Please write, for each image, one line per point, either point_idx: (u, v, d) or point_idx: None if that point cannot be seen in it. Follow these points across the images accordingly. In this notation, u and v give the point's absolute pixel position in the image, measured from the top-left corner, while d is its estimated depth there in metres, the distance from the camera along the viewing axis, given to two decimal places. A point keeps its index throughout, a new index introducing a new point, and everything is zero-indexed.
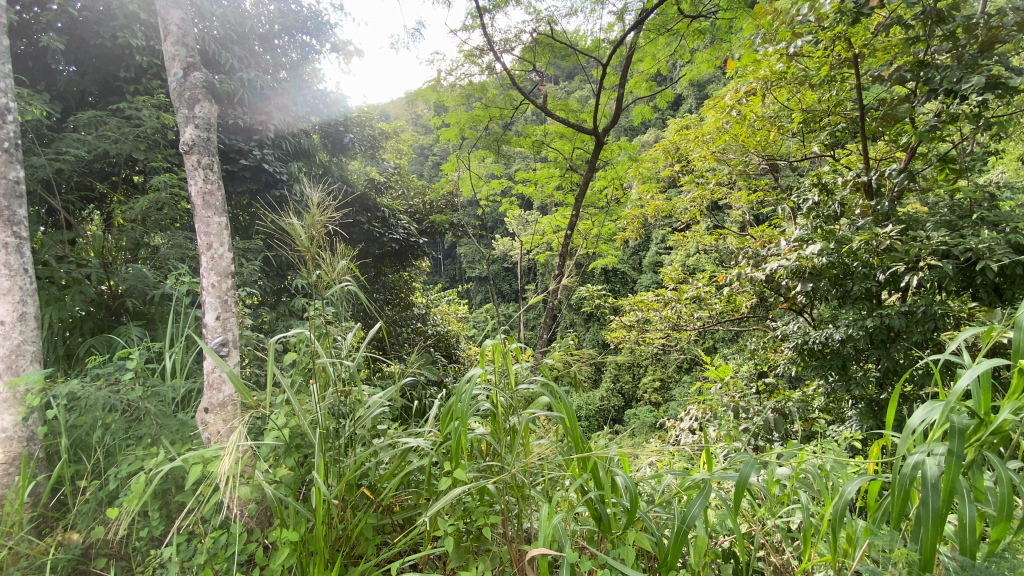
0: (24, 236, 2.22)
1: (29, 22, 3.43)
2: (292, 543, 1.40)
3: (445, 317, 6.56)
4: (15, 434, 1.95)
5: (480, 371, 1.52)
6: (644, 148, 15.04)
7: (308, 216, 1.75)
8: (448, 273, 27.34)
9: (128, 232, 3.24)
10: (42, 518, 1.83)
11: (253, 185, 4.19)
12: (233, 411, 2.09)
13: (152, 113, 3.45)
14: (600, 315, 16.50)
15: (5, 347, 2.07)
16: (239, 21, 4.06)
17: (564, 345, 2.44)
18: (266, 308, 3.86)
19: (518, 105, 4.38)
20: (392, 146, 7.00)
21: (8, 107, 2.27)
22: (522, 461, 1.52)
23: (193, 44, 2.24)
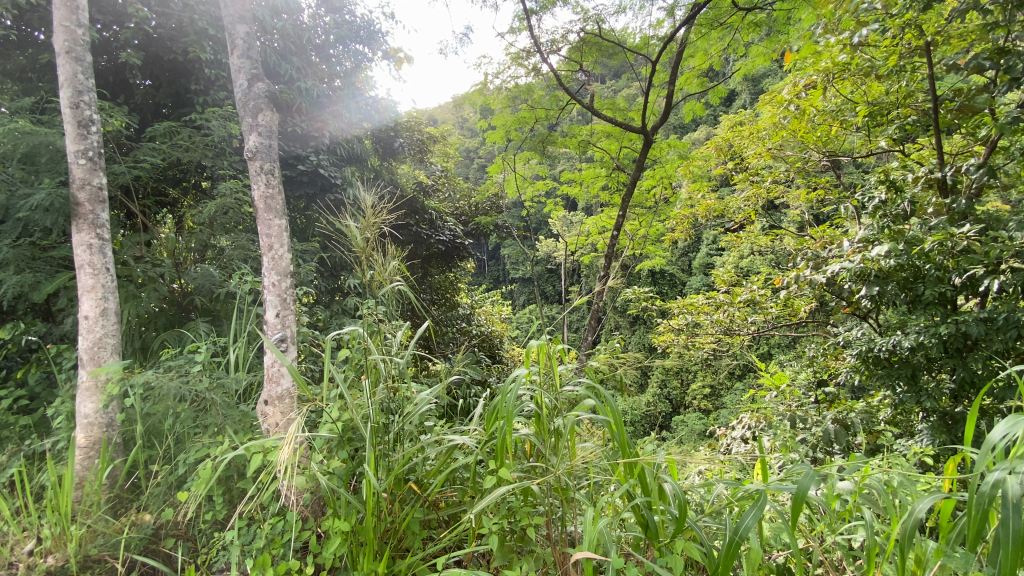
0: (106, 237, 2.43)
1: (111, 40, 3.72)
2: (343, 533, 1.46)
3: (490, 318, 6.62)
4: (96, 420, 2.12)
5: (525, 372, 1.52)
6: (694, 145, 14.64)
7: (363, 218, 1.82)
8: (492, 274, 27.61)
9: (197, 233, 3.44)
10: (119, 499, 1.98)
11: (310, 189, 4.39)
12: (290, 403, 2.18)
13: (219, 123, 3.68)
14: (646, 318, 16.16)
15: (90, 339, 2.26)
16: (298, 33, 4.26)
17: (610, 348, 2.40)
18: (321, 306, 4.03)
19: (565, 105, 4.37)
20: (440, 150, 7.13)
21: (93, 119, 2.47)
22: (567, 464, 1.51)
23: (256, 56, 2.36)
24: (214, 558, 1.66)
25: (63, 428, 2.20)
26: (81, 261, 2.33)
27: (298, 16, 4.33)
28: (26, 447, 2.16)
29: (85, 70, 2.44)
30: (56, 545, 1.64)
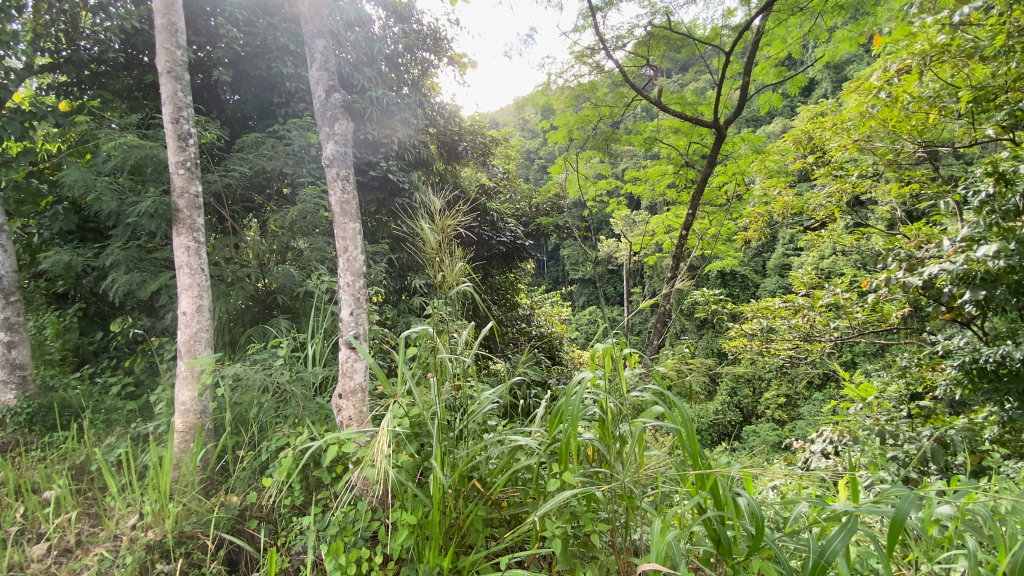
0: (201, 240, 2.65)
1: (205, 59, 4.07)
2: (410, 526, 1.50)
3: (550, 320, 6.60)
4: (192, 407, 2.31)
5: (591, 375, 1.48)
6: (769, 139, 13.82)
7: (437, 221, 1.92)
8: (552, 275, 27.55)
9: (278, 236, 3.67)
10: (211, 480, 2.15)
11: (380, 194, 4.57)
12: (363, 398, 2.15)
13: (299, 133, 3.92)
14: (714, 321, 15.47)
15: (187, 333, 2.48)
16: (369, 44, 4.44)
17: (678, 352, 2.31)
18: (389, 305, 4.15)
19: (630, 101, 4.27)
20: (502, 152, 7.18)
21: (190, 133, 2.69)
22: (632, 471, 1.47)
23: (333, 68, 2.45)
24: (292, 541, 1.77)
25: (163, 414, 2.42)
26: (180, 262, 2.57)
27: (369, 28, 4.51)
28: (133, 429, 2.40)
29: (183, 88, 2.68)
30: (155, 520, 1.81)
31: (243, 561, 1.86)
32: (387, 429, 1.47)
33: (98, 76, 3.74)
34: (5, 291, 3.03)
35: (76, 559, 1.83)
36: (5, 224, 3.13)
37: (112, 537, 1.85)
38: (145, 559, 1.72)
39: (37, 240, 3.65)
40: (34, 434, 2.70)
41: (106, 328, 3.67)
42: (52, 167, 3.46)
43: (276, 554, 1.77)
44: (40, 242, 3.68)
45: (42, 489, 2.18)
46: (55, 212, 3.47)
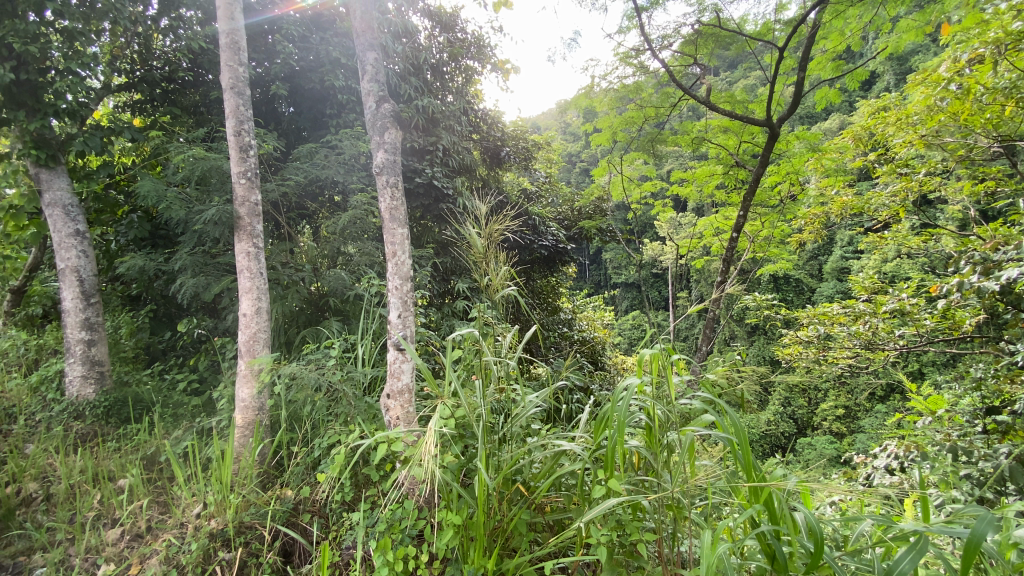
0: (260, 246, 2.78)
1: (263, 75, 4.30)
2: (455, 526, 1.53)
3: (592, 324, 6.53)
4: (251, 403, 2.43)
5: (638, 381, 1.44)
6: (826, 135, 13.16)
7: (485, 225, 1.95)
8: (594, 279, 27.28)
9: (330, 242, 3.81)
10: (267, 474, 2.26)
11: (426, 200, 4.66)
12: (410, 398, 2.18)
13: (350, 143, 4.07)
14: (766, 328, 14.83)
15: (247, 333, 2.61)
16: (415, 54, 4.56)
17: (729, 360, 2.23)
18: (433, 308, 4.21)
19: (676, 101, 4.18)
20: (544, 156, 7.16)
21: (250, 144, 2.83)
22: (681, 481, 1.44)
23: (383, 79, 2.48)
24: (343, 535, 1.84)
25: (225, 409, 2.56)
26: (241, 266, 2.71)
27: (415, 39, 4.63)
28: (198, 423, 2.55)
29: (245, 102, 2.82)
30: (217, 510, 1.91)
31: (296, 553, 1.93)
32: (435, 429, 1.49)
33: (168, 93, 4.02)
34: (86, 294, 3.29)
35: (147, 544, 1.96)
36: (86, 231, 3.40)
37: (178, 524, 1.97)
38: (208, 546, 1.82)
39: (114, 247, 3.94)
40: (110, 425, 2.92)
41: (173, 328, 3.92)
42: (128, 178, 3.74)
43: (327, 547, 1.84)
44: (116, 248, 3.98)
45: (117, 477, 2.35)
46: (130, 220, 3.75)
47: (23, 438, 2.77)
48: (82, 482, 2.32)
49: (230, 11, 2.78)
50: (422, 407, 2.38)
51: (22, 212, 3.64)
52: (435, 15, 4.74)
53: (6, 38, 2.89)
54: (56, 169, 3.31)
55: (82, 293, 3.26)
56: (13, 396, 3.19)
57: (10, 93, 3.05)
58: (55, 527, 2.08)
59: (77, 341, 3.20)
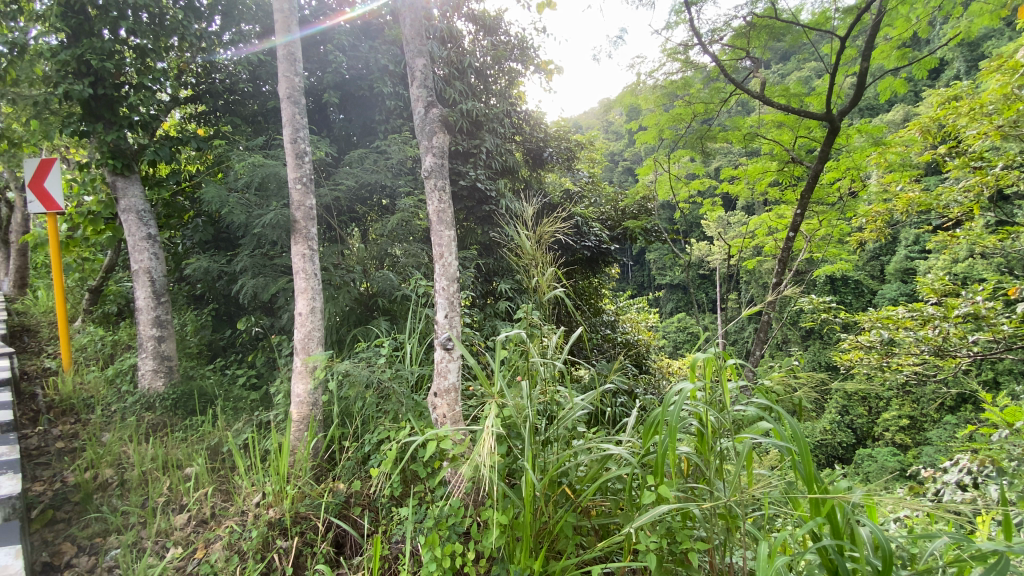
0: (314, 248, 2.89)
1: (316, 84, 4.48)
2: (502, 526, 1.54)
3: (636, 326, 6.43)
4: (306, 399, 2.51)
5: (691, 386, 1.40)
6: (889, 128, 12.43)
7: (537, 225, 1.98)
8: (637, 281, 26.86)
9: (378, 244, 3.91)
10: (320, 467, 2.35)
11: (470, 202, 4.71)
12: (456, 397, 2.21)
13: (398, 147, 4.18)
14: (821, 332, 14.13)
15: (303, 332, 2.72)
16: (460, 58, 4.63)
17: (786, 365, 2.15)
18: (477, 308, 4.25)
19: (727, 97, 4.05)
20: (586, 156, 7.11)
21: (305, 151, 2.93)
22: (735, 490, 1.40)
23: (432, 84, 2.50)
24: (392, 529, 1.89)
25: (282, 404, 2.68)
26: (297, 267, 2.82)
27: (460, 43, 4.71)
28: (256, 417, 2.69)
29: (300, 111, 2.93)
30: (275, 500, 2.01)
31: (348, 545, 2.00)
32: (489, 430, 1.49)
33: (229, 104, 4.26)
34: (156, 293, 3.50)
35: (211, 529, 2.09)
36: (157, 235, 3.61)
37: (239, 512, 2.09)
38: (267, 535, 1.91)
39: (181, 249, 4.20)
40: (177, 416, 3.12)
41: (233, 326, 4.15)
42: (193, 185, 3.98)
43: (378, 540, 1.90)
44: (183, 250, 4.23)
45: (185, 465, 2.51)
46: (196, 224, 3.99)
47: (101, 427, 3.00)
48: (153, 469, 2.49)
49: (286, 24, 2.88)
50: (469, 407, 2.40)
51: (100, 217, 3.94)
52: (479, 19, 4.81)
53: (86, 56, 3.12)
54: (131, 177, 3.52)
55: (153, 292, 3.47)
56: (92, 387, 3.46)
57: (89, 107, 3.30)
58: (130, 511, 2.25)
59: (148, 338, 3.41)
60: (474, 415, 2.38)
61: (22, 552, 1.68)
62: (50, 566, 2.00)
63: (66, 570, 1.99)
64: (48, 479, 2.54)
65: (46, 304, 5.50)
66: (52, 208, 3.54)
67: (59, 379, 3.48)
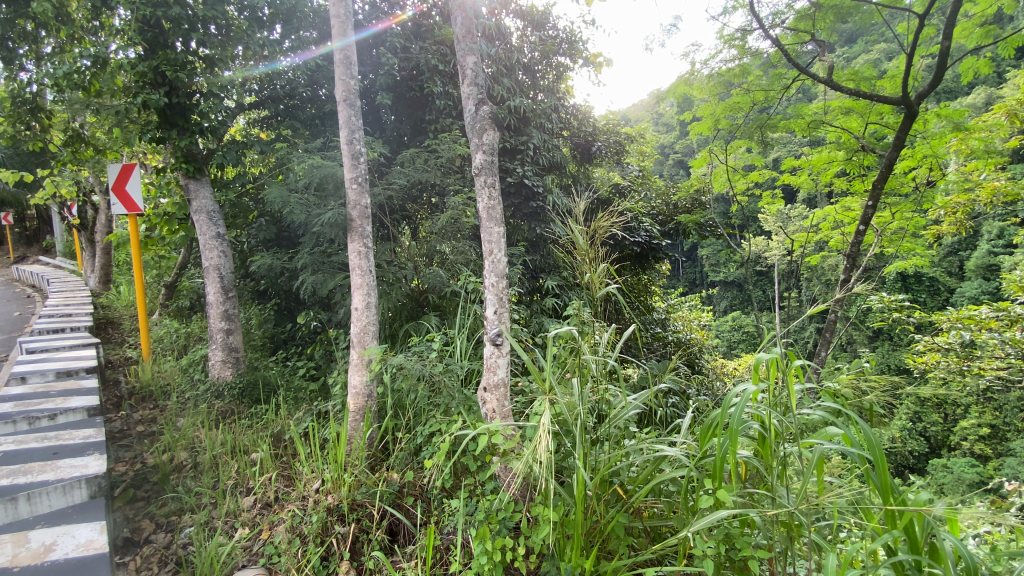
0: (369, 245, 2.98)
1: (369, 86, 4.63)
2: (553, 523, 1.53)
3: (687, 325, 6.24)
4: (361, 390, 2.60)
5: (753, 387, 1.34)
6: (971, 111, 11.43)
7: (589, 221, 1.95)
8: (688, 278, 26.07)
9: (428, 241, 3.98)
10: (374, 457, 2.43)
11: (517, 198, 4.71)
12: (505, 393, 2.21)
13: (448, 146, 4.23)
14: (890, 333, 13.19)
15: (358, 326, 2.82)
16: (508, 55, 4.64)
17: (856, 367, 2.01)
18: (525, 305, 4.24)
19: (790, 83, 3.84)
20: (636, 149, 6.95)
21: (360, 151, 3.02)
22: (800, 498, 1.34)
23: (482, 81, 2.48)
24: (444, 520, 1.93)
25: (339, 395, 2.79)
26: (353, 264, 2.92)
27: (508, 40, 4.72)
28: (316, 407, 2.82)
29: (356, 113, 3.03)
30: (333, 487, 2.10)
31: (401, 533, 2.06)
32: (545, 427, 1.49)
33: (289, 108, 4.48)
34: (225, 288, 3.73)
35: (274, 512, 2.21)
36: (225, 234, 3.84)
37: (301, 497, 2.20)
38: (326, 520, 2.01)
39: (246, 247, 4.45)
40: (244, 405, 3.32)
41: (293, 320, 4.36)
42: (256, 186, 4.21)
43: (430, 531, 1.95)
44: (248, 248, 4.49)
45: (250, 451, 2.66)
46: (259, 224, 4.21)
47: (176, 413, 3.24)
48: (222, 453, 2.66)
49: (343, 28, 2.98)
50: (518, 402, 2.41)
51: (174, 218, 4.23)
52: (527, 14, 4.85)
53: (162, 67, 3.35)
54: (202, 180, 3.76)
55: (222, 288, 3.69)
56: (168, 376, 3.74)
57: (165, 116, 3.54)
58: (202, 491, 2.41)
59: (218, 330, 3.64)
60: (523, 411, 2.38)
61: (106, 527, 1.84)
62: (132, 540, 2.18)
63: (146, 545, 2.16)
64: (131, 460, 2.77)
65: (128, 299, 5.98)
66: (132, 210, 3.84)
67: (140, 368, 3.78)
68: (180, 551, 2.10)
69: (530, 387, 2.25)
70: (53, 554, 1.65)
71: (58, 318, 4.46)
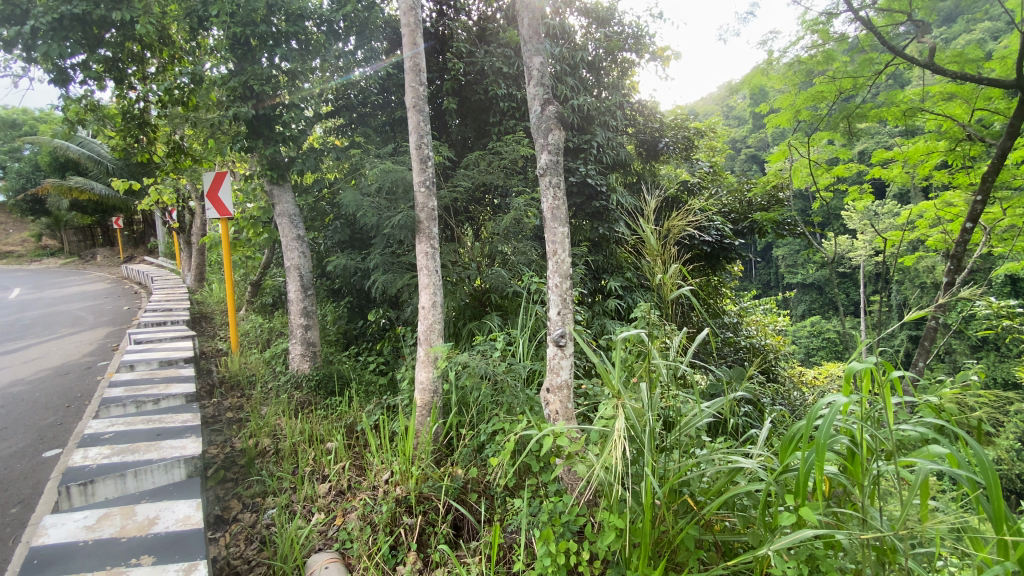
0: (436, 246, 3.06)
1: (436, 91, 4.77)
2: (619, 530, 1.51)
3: (760, 329, 5.90)
4: (427, 386, 2.68)
5: (845, 399, 1.24)
6: None
7: (660, 221, 1.89)
8: (760, 280, 24.65)
9: (490, 242, 4.02)
10: (439, 451, 2.50)
11: (579, 198, 4.65)
12: (568, 394, 2.19)
13: (511, 147, 4.25)
14: (1000, 344, 11.74)
15: (425, 324, 2.91)
16: (571, 54, 4.60)
17: (963, 383, 1.80)
18: (586, 306, 4.17)
19: (882, 68, 3.54)
20: (706, 145, 6.67)
21: (428, 155, 3.11)
22: (897, 521, 1.22)
23: (549, 82, 2.46)
24: (508, 518, 1.96)
25: (407, 390, 2.89)
26: (421, 264, 3.02)
27: (572, 38, 4.69)
28: (385, 401, 2.95)
29: (425, 118, 3.11)
30: (402, 479, 2.19)
31: (465, 528, 2.11)
32: (618, 430, 1.47)
33: (362, 116, 4.71)
34: (304, 287, 3.97)
35: (347, 500, 2.33)
36: (305, 236, 4.09)
37: (371, 487, 2.30)
38: (395, 510, 2.09)
39: (322, 248, 4.71)
40: (319, 396, 3.52)
41: (364, 318, 4.59)
42: (332, 191, 4.45)
43: (493, 529, 1.98)
44: (324, 249, 4.75)
45: (326, 440, 2.82)
46: (335, 226, 4.45)
47: (261, 402, 3.49)
48: (301, 442, 2.83)
49: (413, 36, 3.08)
50: (582, 404, 2.38)
51: (259, 221, 4.57)
52: (592, 12, 4.81)
53: (250, 82, 3.61)
54: (284, 186, 4.03)
55: (302, 286, 3.93)
56: (254, 367, 4.04)
57: (253, 126, 3.80)
58: (283, 476, 2.59)
59: (298, 326, 3.89)
60: (587, 414, 2.35)
61: (201, 504, 2.01)
62: (222, 518, 2.38)
63: (234, 523, 2.35)
64: (222, 444, 3.02)
65: (219, 296, 6.53)
66: (224, 214, 4.19)
67: (229, 359, 4.12)
68: (264, 530, 2.27)
69: (594, 389, 2.22)
70: (157, 527, 1.84)
71: (161, 312, 4.95)
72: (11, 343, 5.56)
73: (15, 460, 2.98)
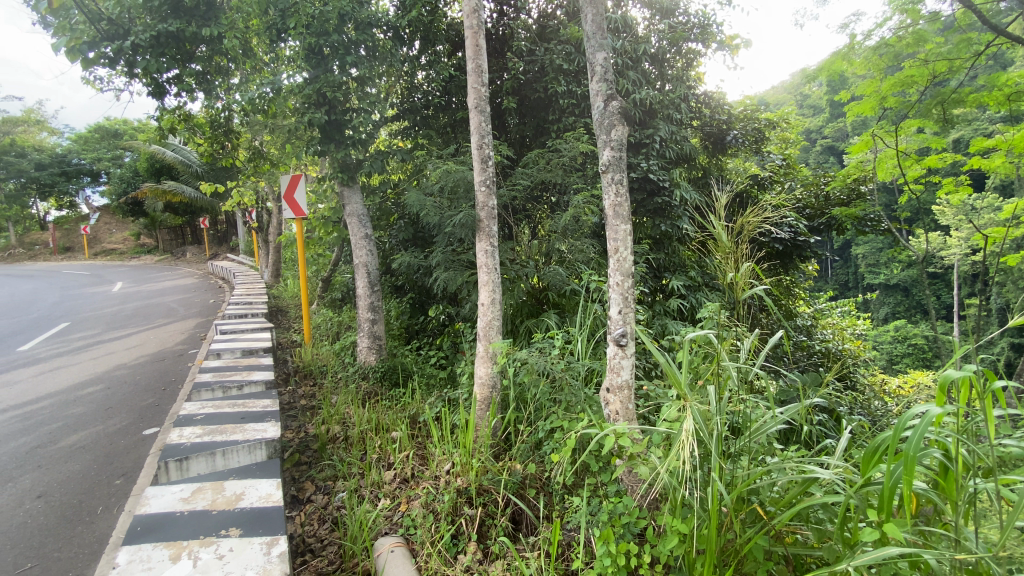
0: (496, 244, 3.11)
1: (496, 90, 4.82)
2: (681, 535, 1.48)
3: (837, 333, 5.52)
4: (487, 381, 2.73)
5: (939, 409, 1.15)
6: None
7: (728, 218, 1.81)
8: (837, 280, 22.95)
9: (548, 241, 4.00)
10: (498, 445, 2.55)
11: (640, 194, 4.53)
12: (629, 395, 2.17)
13: (570, 144, 4.20)
14: None
15: (485, 320, 2.97)
16: (633, 47, 4.50)
17: None
18: (647, 305, 4.07)
19: (983, 49, 3.25)
20: (778, 136, 6.30)
21: (488, 155, 3.15)
22: (997, 544, 1.12)
23: (612, 77, 2.43)
24: (566, 515, 1.97)
25: (467, 385, 2.96)
26: (481, 261, 3.08)
27: (635, 31, 4.58)
28: (446, 395, 3.03)
29: (486, 118, 3.16)
30: (462, 471, 2.26)
31: (524, 523, 2.15)
32: (682, 432, 1.44)
33: (425, 118, 4.84)
34: (371, 283, 4.15)
35: (410, 488, 2.43)
36: (372, 235, 4.28)
37: (433, 476, 2.39)
38: (456, 500, 2.16)
39: (387, 246, 4.90)
40: (384, 387, 3.68)
41: (425, 313, 4.75)
42: (396, 191, 4.62)
43: (551, 525, 2.00)
44: (389, 248, 4.94)
45: (391, 430, 2.95)
46: (399, 225, 4.62)
47: (331, 391, 3.71)
48: (368, 430, 2.98)
49: (476, 39, 3.14)
50: (643, 406, 2.34)
51: (329, 220, 4.82)
52: (655, 3, 4.68)
53: (323, 89, 3.76)
54: (353, 188, 4.23)
55: (369, 283, 4.11)
56: (325, 358, 4.29)
57: (326, 131, 3.98)
58: (352, 462, 2.74)
59: (365, 320, 4.08)
60: (649, 416, 2.30)
61: (280, 484, 2.17)
62: (298, 497, 2.56)
63: (308, 503, 2.51)
64: (297, 428, 3.24)
65: (293, 291, 6.96)
66: (298, 215, 4.47)
67: (303, 350, 4.40)
68: (335, 512, 2.42)
69: (656, 391, 2.18)
70: (243, 502, 2.01)
71: (243, 306, 5.37)
72: (117, 331, 6.23)
73: (121, 437, 3.35)
